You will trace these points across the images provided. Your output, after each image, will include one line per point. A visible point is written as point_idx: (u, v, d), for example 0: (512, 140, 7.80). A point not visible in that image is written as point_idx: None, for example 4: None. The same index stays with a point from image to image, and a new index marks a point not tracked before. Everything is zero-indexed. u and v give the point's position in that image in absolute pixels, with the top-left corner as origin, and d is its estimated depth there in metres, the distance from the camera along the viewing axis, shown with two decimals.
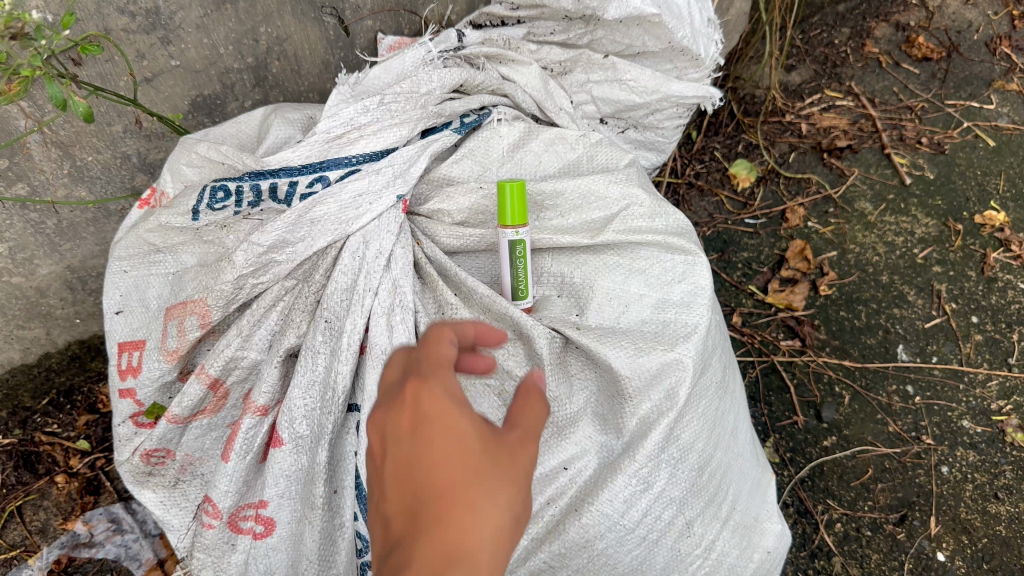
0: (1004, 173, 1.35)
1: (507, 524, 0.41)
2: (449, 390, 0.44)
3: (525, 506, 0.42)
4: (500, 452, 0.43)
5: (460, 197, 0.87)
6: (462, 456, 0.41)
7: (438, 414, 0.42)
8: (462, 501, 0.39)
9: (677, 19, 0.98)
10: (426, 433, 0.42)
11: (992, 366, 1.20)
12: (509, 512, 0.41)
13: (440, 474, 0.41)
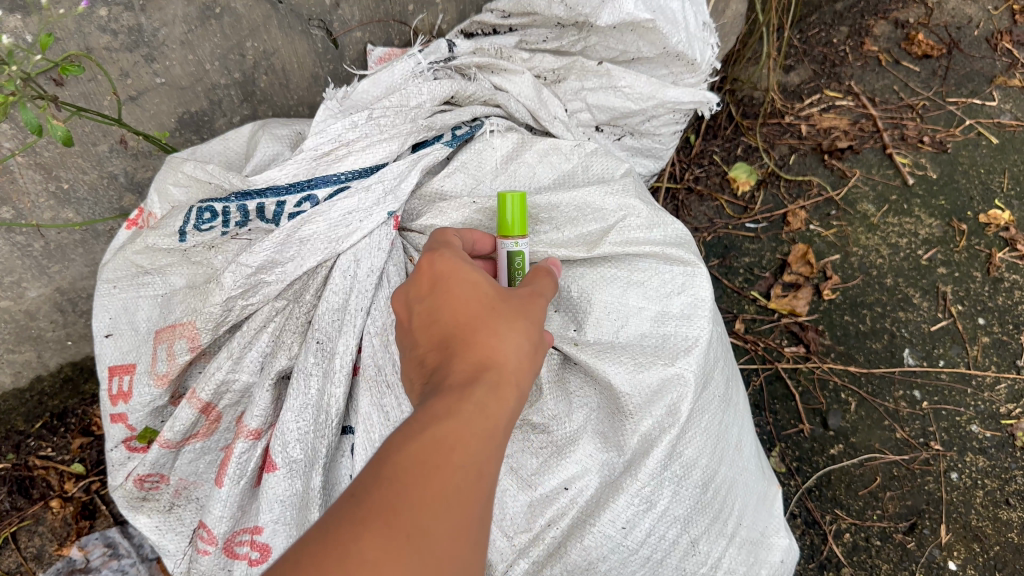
0: (1008, 171, 1.33)
1: (527, 345, 0.54)
2: (459, 256, 0.61)
3: (536, 335, 0.56)
4: (509, 298, 0.57)
5: (453, 211, 0.85)
6: (479, 302, 0.55)
7: (454, 275, 0.57)
8: (491, 326, 0.53)
9: (671, 24, 0.97)
10: (447, 290, 0.56)
11: (1001, 369, 1.18)
12: (524, 334, 0.54)
13: (466, 307, 0.55)
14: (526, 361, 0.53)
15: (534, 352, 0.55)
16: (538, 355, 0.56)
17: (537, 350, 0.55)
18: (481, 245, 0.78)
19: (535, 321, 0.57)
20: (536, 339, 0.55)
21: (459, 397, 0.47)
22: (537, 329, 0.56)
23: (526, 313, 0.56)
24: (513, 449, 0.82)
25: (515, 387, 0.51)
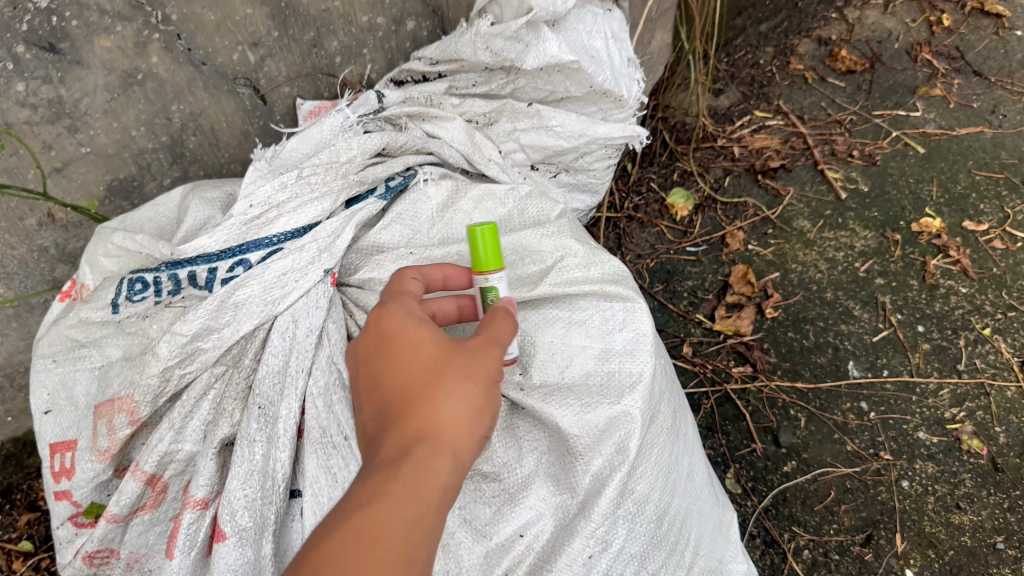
0: (937, 178, 1.37)
1: (474, 398, 0.53)
2: (410, 306, 0.60)
3: (489, 381, 0.55)
4: (459, 345, 0.56)
5: (390, 263, 0.84)
6: (420, 365, 0.54)
7: (399, 334, 0.57)
8: (430, 386, 0.53)
9: (596, 63, 1.01)
10: (394, 349, 0.57)
11: (943, 374, 1.20)
12: (469, 393, 0.53)
13: (407, 373, 0.54)
14: (474, 415, 0.53)
15: (485, 402, 0.54)
16: (492, 402, 0.55)
17: (489, 399, 0.55)
18: (453, 280, 0.77)
19: (489, 366, 0.56)
20: (488, 386, 0.55)
21: (388, 475, 0.49)
22: (491, 376, 0.55)
23: (479, 357, 0.55)
24: (466, 500, 0.82)
25: (451, 458, 0.51)
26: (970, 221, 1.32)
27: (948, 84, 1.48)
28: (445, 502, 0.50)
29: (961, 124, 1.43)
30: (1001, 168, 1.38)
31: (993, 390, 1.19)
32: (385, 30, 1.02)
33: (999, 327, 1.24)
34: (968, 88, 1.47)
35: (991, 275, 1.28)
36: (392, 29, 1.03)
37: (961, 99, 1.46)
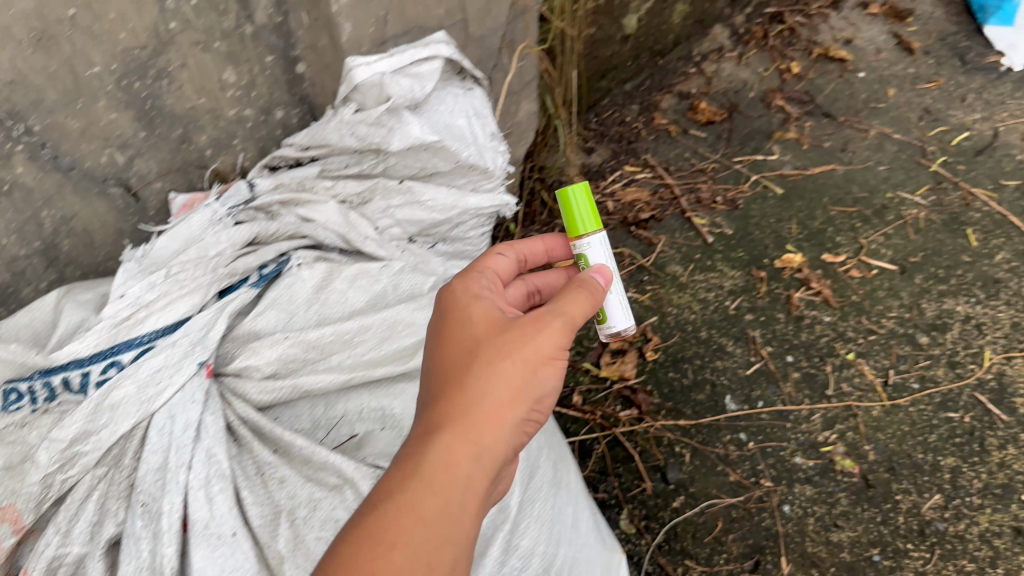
0: (795, 217, 1.47)
1: (507, 382, 0.67)
2: (478, 294, 0.76)
3: (530, 360, 0.68)
4: (507, 334, 0.69)
5: (267, 349, 0.87)
6: (470, 348, 0.70)
7: (459, 320, 0.73)
8: (473, 373, 0.67)
9: (459, 140, 1.08)
10: (457, 330, 0.73)
11: (814, 401, 1.29)
12: (508, 368, 0.67)
13: (462, 350, 0.70)
14: (510, 396, 0.67)
15: (523, 382, 0.67)
16: (535, 378, 0.68)
17: (528, 380, 0.68)
18: (556, 250, 0.94)
19: (529, 347, 0.68)
20: (529, 366, 0.68)
21: (423, 463, 0.62)
22: (533, 356, 0.68)
23: (523, 339, 0.68)
24: None
25: (485, 425, 0.65)
26: (828, 254, 1.43)
27: (800, 127, 1.59)
28: (477, 482, 0.64)
29: (814, 164, 1.54)
30: (854, 202, 1.49)
31: (860, 411, 1.28)
32: (254, 121, 1.07)
33: (861, 351, 1.33)
34: (819, 130, 1.59)
35: (851, 303, 1.37)
36: (261, 119, 1.07)
37: (813, 141, 1.57)
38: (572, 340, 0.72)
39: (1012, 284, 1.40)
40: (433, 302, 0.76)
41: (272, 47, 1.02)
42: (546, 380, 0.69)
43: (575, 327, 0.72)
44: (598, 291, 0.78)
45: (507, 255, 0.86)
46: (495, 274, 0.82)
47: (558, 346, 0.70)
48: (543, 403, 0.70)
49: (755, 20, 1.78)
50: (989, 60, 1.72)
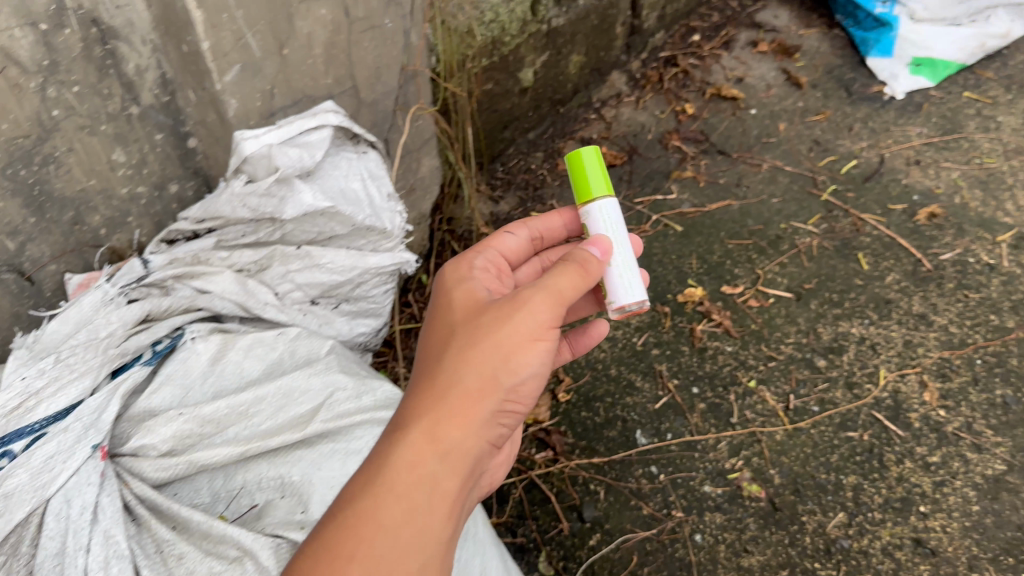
0: (695, 252, 1.55)
1: (478, 374, 0.72)
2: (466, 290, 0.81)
3: (505, 347, 0.72)
4: (485, 321, 0.74)
5: (162, 426, 0.89)
6: (447, 342, 0.75)
7: (444, 318, 0.78)
8: (450, 361, 0.73)
9: (354, 204, 1.10)
10: (450, 312, 0.79)
11: (720, 429, 1.34)
12: (478, 359, 0.72)
13: (442, 344, 0.75)
14: (480, 386, 0.72)
15: (493, 370, 0.72)
16: (508, 366, 0.72)
17: (500, 368, 0.72)
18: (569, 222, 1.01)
19: (502, 334, 0.73)
20: (504, 351, 0.72)
21: (392, 462, 0.68)
22: (507, 343, 0.73)
23: (494, 330, 0.73)
24: None
25: (456, 413, 0.70)
26: (727, 285, 1.50)
27: (697, 166, 1.68)
28: (446, 478, 0.69)
29: (710, 201, 1.62)
30: (750, 234, 1.57)
31: (764, 436, 1.33)
32: (148, 197, 1.09)
33: (763, 377, 1.39)
34: (715, 167, 1.68)
35: (749, 332, 1.45)
36: (155, 195, 1.09)
37: (709, 178, 1.66)
38: (557, 318, 0.75)
39: (902, 303, 1.48)
40: (432, 290, 0.84)
41: (161, 125, 1.05)
42: (526, 363, 0.73)
43: (563, 303, 0.76)
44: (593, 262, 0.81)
45: (514, 234, 0.98)
46: (495, 254, 0.95)
47: (537, 328, 0.74)
48: (525, 386, 0.74)
49: (650, 65, 1.87)
50: (873, 90, 1.82)
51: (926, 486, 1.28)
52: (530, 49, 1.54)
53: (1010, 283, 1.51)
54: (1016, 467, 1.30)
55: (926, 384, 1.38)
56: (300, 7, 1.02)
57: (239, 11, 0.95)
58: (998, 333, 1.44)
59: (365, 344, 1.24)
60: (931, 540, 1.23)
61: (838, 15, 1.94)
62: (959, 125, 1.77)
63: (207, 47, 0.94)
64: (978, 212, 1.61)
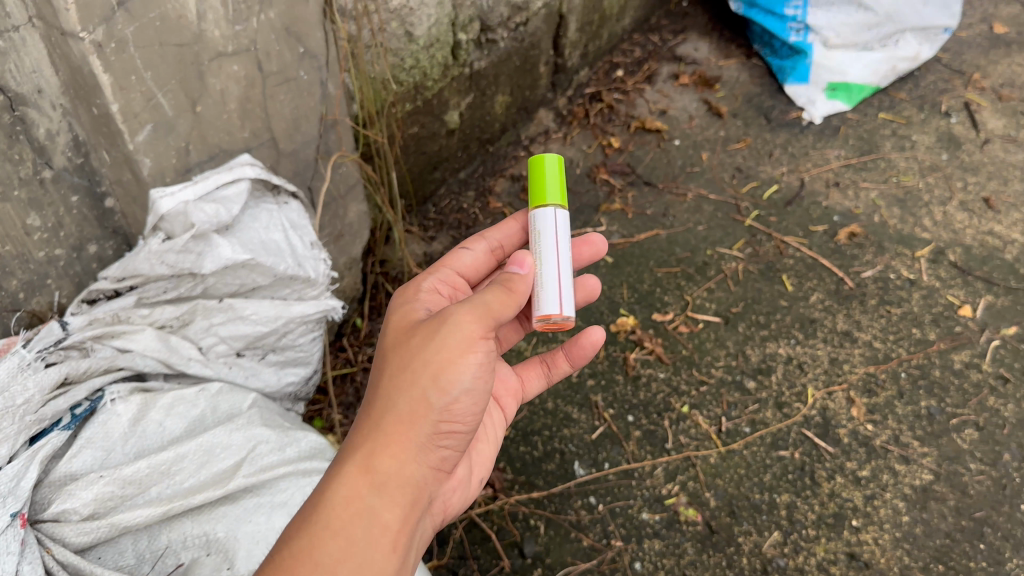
0: (626, 282, 1.59)
1: (406, 400, 0.79)
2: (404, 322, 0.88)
3: (432, 367, 0.79)
4: (416, 345, 0.81)
5: (83, 490, 0.89)
6: (381, 375, 0.82)
7: (382, 351, 0.86)
8: (385, 391, 0.80)
9: (276, 254, 1.12)
10: (391, 338, 0.86)
11: (656, 455, 1.36)
12: (407, 390, 0.79)
13: (379, 376, 0.83)
14: (409, 413, 0.79)
15: (421, 396, 0.78)
16: (436, 388, 0.79)
17: (427, 389, 0.79)
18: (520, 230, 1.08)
19: (430, 356, 0.80)
20: (432, 372, 0.79)
21: (331, 497, 0.75)
22: (434, 363, 0.79)
23: (421, 359, 0.80)
24: None
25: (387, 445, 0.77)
26: (657, 313, 1.54)
27: (625, 198, 1.73)
28: (383, 505, 0.76)
29: (639, 231, 1.68)
30: (677, 262, 1.62)
31: (698, 459, 1.35)
32: (66, 259, 1.07)
33: (695, 402, 1.42)
34: (641, 199, 1.73)
35: (681, 358, 1.48)
36: (74, 256, 1.08)
37: (636, 209, 1.71)
38: (487, 331, 0.81)
39: (827, 322, 1.53)
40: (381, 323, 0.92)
41: (76, 186, 1.05)
42: (455, 379, 0.79)
43: (493, 318, 0.81)
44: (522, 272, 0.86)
45: (470, 249, 1.05)
46: (450, 273, 1.02)
47: (464, 343, 0.80)
48: (459, 401, 0.81)
49: (576, 101, 1.92)
50: (791, 116, 1.90)
51: (857, 500, 1.31)
52: (453, 92, 1.57)
53: (929, 296, 1.57)
54: (942, 475, 1.34)
55: (853, 400, 1.42)
56: (211, 64, 1.01)
57: (147, 71, 0.95)
58: (919, 346, 1.50)
59: (296, 393, 1.25)
60: (865, 553, 1.26)
61: (756, 45, 2.01)
62: (875, 145, 1.85)
63: (116, 109, 0.93)
64: (897, 229, 1.68)
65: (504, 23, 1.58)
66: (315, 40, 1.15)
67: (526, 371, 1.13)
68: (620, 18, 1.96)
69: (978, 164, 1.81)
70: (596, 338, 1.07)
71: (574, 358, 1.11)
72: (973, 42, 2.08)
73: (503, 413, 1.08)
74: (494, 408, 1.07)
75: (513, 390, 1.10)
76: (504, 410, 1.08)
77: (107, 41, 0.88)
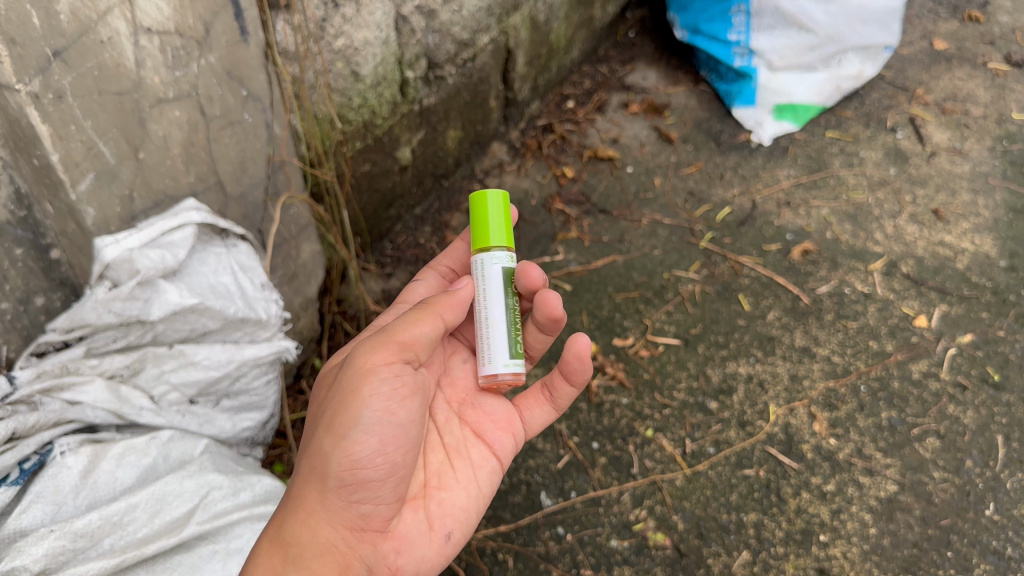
0: (585, 309, 1.59)
1: (312, 461, 0.86)
2: (324, 384, 0.96)
3: (330, 419, 0.86)
4: (323, 407, 0.89)
5: (32, 545, 0.86)
6: (300, 448, 0.90)
7: (306, 421, 0.94)
8: (299, 459, 0.89)
9: (224, 298, 1.12)
10: (319, 400, 0.95)
11: (622, 481, 1.36)
12: (310, 457, 0.87)
13: (301, 446, 0.91)
14: (314, 472, 0.86)
15: (320, 458, 0.85)
16: (334, 439, 0.85)
17: (326, 442, 0.85)
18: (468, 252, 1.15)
19: (330, 409, 0.87)
20: (329, 426, 0.85)
21: (253, 571, 0.83)
22: (331, 414, 0.86)
23: (323, 421, 0.87)
24: None
25: (296, 517, 0.85)
26: (617, 338, 1.55)
27: (581, 226, 1.75)
28: (297, 572, 0.82)
29: (596, 258, 1.69)
30: (635, 287, 1.64)
31: (664, 483, 1.35)
32: (13, 312, 1.04)
33: (659, 425, 1.43)
34: (597, 226, 1.75)
35: (643, 381, 1.48)
36: (20, 309, 1.04)
37: (592, 237, 1.73)
38: (381, 366, 0.87)
39: (785, 338, 1.54)
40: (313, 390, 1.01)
41: (20, 239, 1.03)
42: (351, 420, 0.84)
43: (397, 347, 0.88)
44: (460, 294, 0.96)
45: (423, 280, 1.14)
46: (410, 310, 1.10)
47: (354, 386, 0.86)
48: (361, 444, 0.84)
49: (529, 133, 1.95)
50: (741, 139, 1.93)
51: (824, 515, 1.31)
52: (404, 129, 1.58)
53: (885, 308, 1.59)
54: (907, 485, 1.34)
55: (815, 415, 1.43)
56: (152, 111, 1.01)
57: (87, 121, 0.94)
58: (877, 358, 1.51)
59: (253, 438, 1.24)
60: (834, 568, 1.26)
61: (703, 71, 2.06)
62: (824, 163, 1.88)
63: (57, 159, 0.93)
64: (850, 244, 1.71)
65: (451, 59, 1.60)
66: (258, 82, 1.16)
67: (524, 402, 1.08)
68: (568, 50, 1.99)
69: (926, 176, 1.84)
70: (585, 345, 0.99)
71: (573, 378, 1.04)
72: (915, 59, 2.13)
73: (498, 449, 1.03)
74: (479, 447, 1.02)
75: (505, 424, 1.05)
76: (494, 447, 1.03)
77: (44, 92, 0.88)
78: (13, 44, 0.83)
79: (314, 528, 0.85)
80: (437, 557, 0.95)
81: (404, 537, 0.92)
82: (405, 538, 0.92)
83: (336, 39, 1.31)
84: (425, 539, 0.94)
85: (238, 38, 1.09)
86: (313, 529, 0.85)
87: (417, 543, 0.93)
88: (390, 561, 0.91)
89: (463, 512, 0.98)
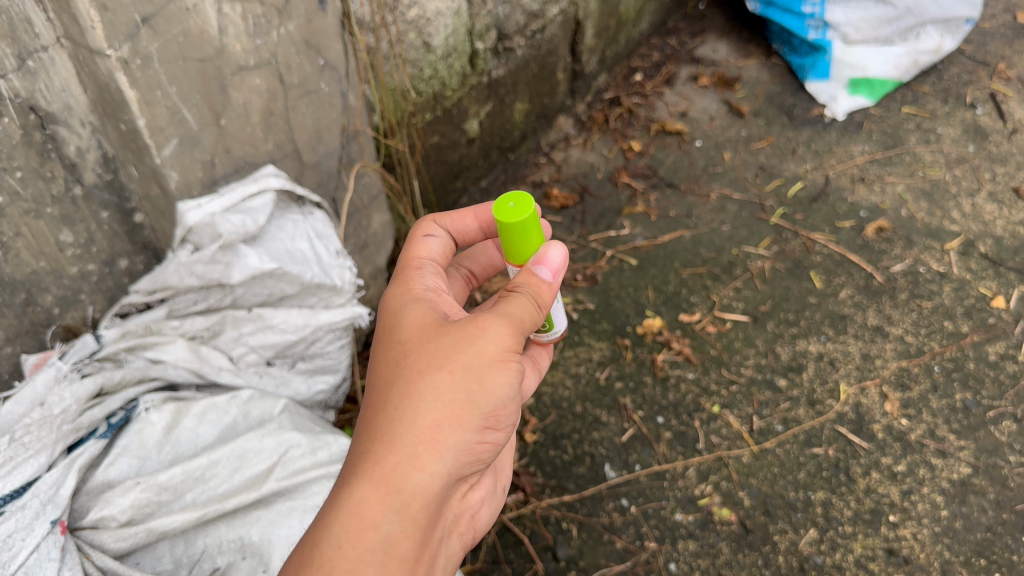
0: (651, 284, 1.59)
1: (447, 408, 0.75)
2: (411, 299, 0.85)
3: (477, 368, 0.76)
4: (447, 338, 0.78)
5: (119, 497, 0.90)
6: (394, 360, 0.79)
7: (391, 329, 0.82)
8: (410, 383, 0.76)
9: (301, 263, 1.14)
10: (424, 328, 0.80)
11: (687, 456, 1.35)
12: (435, 390, 0.75)
13: (399, 360, 0.79)
14: (448, 417, 0.75)
15: (453, 399, 0.75)
16: (483, 384, 0.76)
17: (473, 395, 0.76)
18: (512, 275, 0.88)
19: (472, 355, 0.76)
20: (477, 372, 0.76)
21: (352, 509, 0.71)
22: (477, 362, 0.76)
23: (453, 353, 0.76)
24: None
25: (411, 456, 0.74)
26: (684, 313, 1.54)
27: (647, 201, 1.75)
28: (402, 523, 0.73)
29: (662, 233, 1.68)
30: (703, 262, 1.62)
31: (730, 459, 1.34)
32: (99, 274, 1.08)
33: (726, 402, 1.41)
34: (663, 201, 1.74)
35: (710, 357, 1.47)
36: (105, 271, 1.08)
37: (659, 211, 1.72)
38: (523, 340, 0.80)
39: (857, 317, 1.52)
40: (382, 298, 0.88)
41: (106, 203, 1.05)
42: (502, 383, 0.77)
43: (528, 329, 0.81)
44: (553, 287, 0.86)
45: (435, 237, 0.96)
46: (432, 266, 0.93)
47: (509, 352, 0.78)
48: (505, 403, 0.79)
49: (596, 107, 1.95)
50: (814, 114, 1.90)
51: (894, 495, 1.29)
52: (472, 101, 1.58)
53: (961, 289, 1.55)
54: (981, 469, 1.31)
55: (887, 395, 1.40)
56: (233, 78, 1.02)
57: (171, 87, 0.95)
58: (952, 339, 1.47)
59: (326, 401, 1.27)
60: (904, 549, 1.23)
61: (776, 44, 2.02)
62: (900, 140, 1.84)
63: (143, 123, 0.93)
64: (926, 222, 1.66)
65: (521, 31, 1.60)
66: (335, 51, 1.16)
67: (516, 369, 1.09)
68: (637, 23, 1.98)
69: (1007, 154, 1.78)
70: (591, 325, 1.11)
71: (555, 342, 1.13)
72: (997, 33, 2.06)
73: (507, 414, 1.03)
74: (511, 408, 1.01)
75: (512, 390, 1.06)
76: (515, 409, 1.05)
77: (133, 57, 0.88)
78: (104, 11, 0.84)
79: (431, 477, 0.75)
80: (497, 504, 0.94)
81: (482, 481, 0.89)
82: (482, 479, 0.89)
83: (409, 10, 1.32)
84: (491, 482, 0.92)
85: (316, 6, 1.10)
86: (430, 477, 0.75)
87: (491, 495, 0.91)
88: (468, 501, 0.86)
89: (509, 459, 0.98)
